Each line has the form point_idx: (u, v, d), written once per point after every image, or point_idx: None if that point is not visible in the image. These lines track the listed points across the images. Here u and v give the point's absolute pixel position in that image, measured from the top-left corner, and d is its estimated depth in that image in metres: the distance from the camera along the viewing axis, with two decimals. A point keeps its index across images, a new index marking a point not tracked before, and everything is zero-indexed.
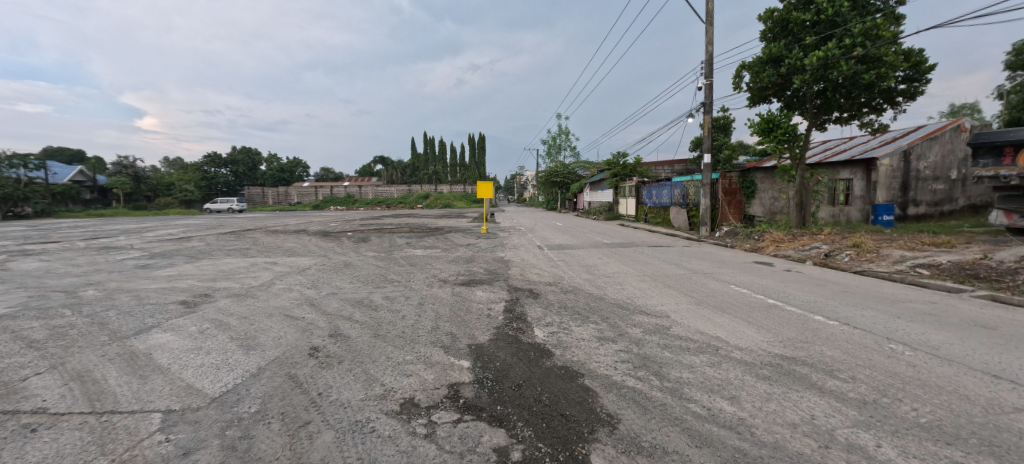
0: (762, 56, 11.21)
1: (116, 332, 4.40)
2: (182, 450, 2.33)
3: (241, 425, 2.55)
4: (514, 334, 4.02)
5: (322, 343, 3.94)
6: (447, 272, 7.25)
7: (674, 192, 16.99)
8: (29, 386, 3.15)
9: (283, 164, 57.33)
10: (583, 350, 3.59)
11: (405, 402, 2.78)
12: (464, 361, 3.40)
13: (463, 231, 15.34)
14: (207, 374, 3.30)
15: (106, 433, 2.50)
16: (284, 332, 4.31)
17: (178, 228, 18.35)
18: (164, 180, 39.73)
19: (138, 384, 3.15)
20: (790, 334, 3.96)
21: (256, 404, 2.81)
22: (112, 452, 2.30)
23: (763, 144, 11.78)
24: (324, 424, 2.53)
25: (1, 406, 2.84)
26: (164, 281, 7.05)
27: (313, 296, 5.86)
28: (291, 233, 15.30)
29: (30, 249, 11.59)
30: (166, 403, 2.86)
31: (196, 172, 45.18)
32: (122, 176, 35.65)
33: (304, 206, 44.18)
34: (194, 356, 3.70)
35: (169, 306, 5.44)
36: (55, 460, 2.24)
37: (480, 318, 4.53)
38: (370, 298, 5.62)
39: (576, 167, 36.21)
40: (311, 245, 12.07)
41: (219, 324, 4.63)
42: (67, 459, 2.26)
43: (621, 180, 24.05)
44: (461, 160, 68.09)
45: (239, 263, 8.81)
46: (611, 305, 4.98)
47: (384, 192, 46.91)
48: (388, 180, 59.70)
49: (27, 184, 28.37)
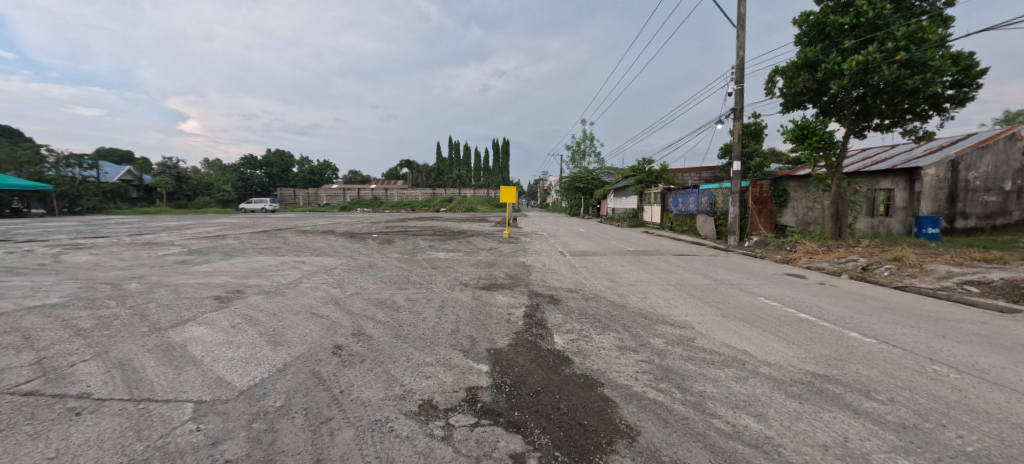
0: (797, 61, 10.93)
1: (155, 324, 4.62)
2: (211, 440, 2.41)
3: (267, 418, 2.62)
4: (533, 340, 3.99)
5: (345, 341, 4.00)
6: (468, 275, 7.28)
7: (702, 200, 16.56)
8: (75, 372, 3.32)
9: (313, 166, 59.08)
10: (602, 359, 3.52)
11: (423, 404, 2.78)
12: (483, 365, 3.39)
13: (486, 234, 15.32)
14: (237, 367, 3.42)
15: (142, 420, 2.61)
16: (310, 329, 4.42)
17: (215, 227, 19.20)
18: (203, 180, 41.63)
19: (173, 374, 3.28)
20: (823, 350, 3.79)
21: (282, 398, 2.88)
22: (148, 438, 2.41)
23: (796, 152, 11.38)
24: (345, 422, 2.57)
25: (52, 389, 3.03)
26: (201, 277, 7.37)
27: (339, 295, 5.99)
28: (319, 234, 15.74)
29: (83, 243, 12.38)
30: (199, 393, 2.97)
31: (233, 174, 47.10)
32: (166, 176, 37.78)
33: (332, 207, 45.23)
34: (225, 350, 3.82)
35: (205, 300, 5.69)
36: (98, 443, 2.36)
37: (499, 323, 4.51)
38: (391, 299, 5.68)
39: (600, 172, 36.00)
40: (337, 245, 12.37)
41: (249, 320, 4.79)
42: (107, 442, 2.37)
43: (646, 186, 23.67)
44: (486, 165, 68.58)
45: (270, 262, 9.11)
46: (633, 314, 4.86)
47: (410, 194, 47.62)
48: (413, 183, 60.14)
49: (82, 183, 30.45)
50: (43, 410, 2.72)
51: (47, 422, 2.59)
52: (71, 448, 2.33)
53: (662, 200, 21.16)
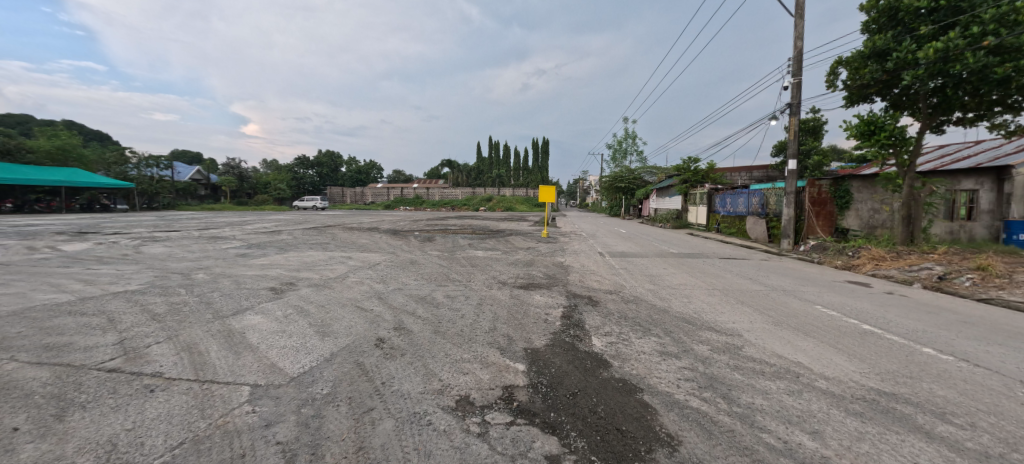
0: (864, 50, 10.14)
1: (218, 311, 4.97)
2: (264, 422, 2.58)
3: (314, 405, 2.75)
4: (570, 341, 3.92)
5: (387, 335, 4.11)
6: (506, 274, 7.29)
7: (753, 201, 15.73)
8: (151, 352, 3.69)
9: (360, 166, 61.45)
10: (642, 364, 3.41)
11: (460, 399, 2.80)
12: (519, 364, 3.37)
13: (525, 234, 15.33)
14: (289, 355, 3.61)
15: (205, 400, 2.86)
16: (355, 322, 4.59)
17: (272, 223, 20.42)
18: (261, 179, 44.35)
19: (233, 359, 3.54)
20: (891, 366, 3.46)
21: (328, 386, 3.01)
22: (210, 417, 2.64)
23: (862, 148, 10.58)
24: (385, 412, 2.62)
25: (131, 368, 3.38)
26: (258, 269, 7.86)
27: (382, 290, 6.18)
28: (365, 231, 16.35)
29: (159, 235, 13.58)
30: (255, 378, 3.19)
31: (288, 174, 49.89)
32: (229, 176, 40.62)
33: (377, 206, 46.84)
34: (278, 338, 4.05)
35: (261, 291, 6.06)
36: (168, 419, 2.63)
37: (537, 323, 4.46)
38: (431, 295, 5.79)
39: (642, 172, 35.07)
40: (381, 242, 12.80)
41: (300, 310, 5.04)
42: (176, 418, 2.64)
43: (691, 186, 22.80)
44: (526, 164, 68.56)
45: (320, 256, 9.56)
46: (676, 319, 4.67)
47: (451, 194, 48.46)
48: (453, 183, 61.09)
49: (158, 182, 33.34)
50: (124, 386, 3.07)
51: (126, 397, 2.92)
52: (145, 421, 2.62)
53: (709, 200, 20.30)
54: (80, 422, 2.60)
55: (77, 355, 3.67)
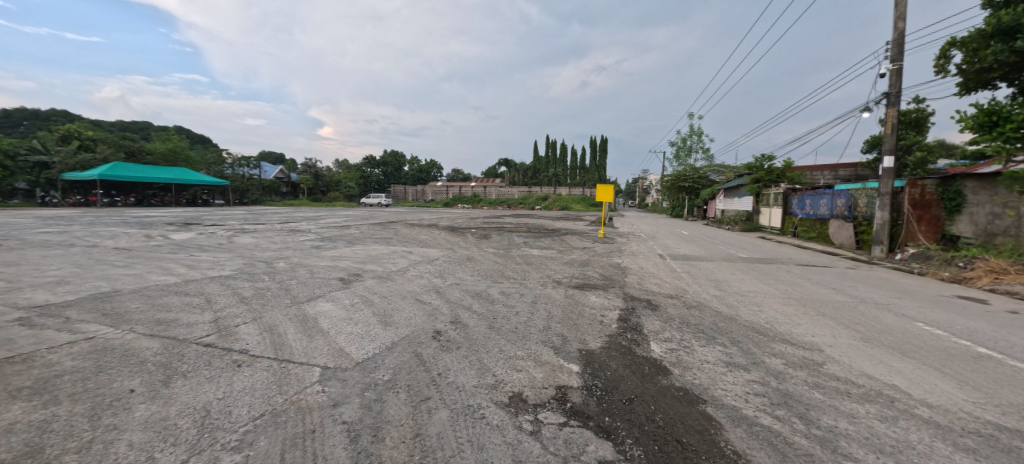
0: (985, 29, 8.82)
1: (294, 297, 5.39)
2: (332, 402, 2.75)
3: (376, 390, 2.88)
4: (627, 345, 3.78)
5: (444, 328, 4.21)
6: (561, 273, 7.21)
7: (838, 202, 14.30)
8: (239, 331, 4.10)
9: (421, 165, 63.91)
10: (706, 374, 3.20)
11: (513, 396, 2.78)
12: (574, 365, 3.29)
13: (582, 234, 15.10)
14: (355, 341, 3.82)
15: (282, 377, 3.14)
16: (414, 313, 4.75)
17: (342, 218, 21.82)
18: (333, 177, 47.58)
19: (307, 341, 3.82)
20: (1014, 398, 2.96)
21: (389, 373, 3.14)
22: (287, 393, 2.89)
23: (978, 143, 9.27)
24: (441, 403, 2.67)
25: (224, 343, 3.79)
26: (329, 260, 8.42)
27: (440, 284, 6.36)
28: (426, 227, 16.97)
29: (247, 227, 15.06)
30: (325, 360, 3.42)
31: (356, 173, 53.09)
32: (306, 174, 44.04)
33: (436, 204, 48.42)
34: (346, 324, 4.30)
35: (331, 280, 6.48)
36: (253, 391, 2.93)
37: (592, 324, 4.34)
38: (486, 291, 5.86)
39: (708, 171, 33.20)
40: (440, 238, 13.20)
41: (365, 300, 5.32)
42: (259, 391, 2.93)
43: (764, 186, 21.20)
44: (584, 163, 67.52)
45: (384, 250, 10.06)
46: (745, 328, 4.34)
47: (508, 193, 48.94)
48: (510, 181, 61.62)
49: (247, 179, 36.95)
50: (217, 359, 3.46)
51: (218, 369, 3.29)
52: (233, 392, 2.93)
53: (785, 202, 18.78)
54: (182, 389, 2.98)
55: (180, 329, 4.17)
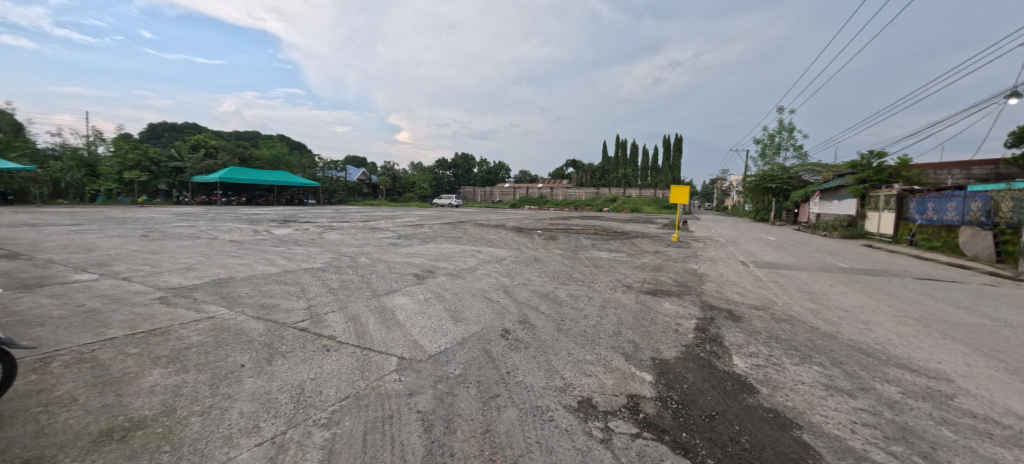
0: None
1: (374, 290, 5.77)
2: (408, 391, 2.90)
3: (448, 383, 2.98)
4: (705, 357, 3.54)
5: (512, 327, 4.25)
6: (632, 277, 6.96)
7: (972, 206, 12.27)
8: (328, 318, 4.48)
9: (490, 167, 65.31)
10: (799, 395, 2.89)
11: (582, 401, 2.73)
12: (647, 374, 3.15)
13: (653, 237, 14.45)
14: (428, 334, 4.00)
15: (365, 363, 3.38)
16: (483, 311, 4.85)
17: (415, 217, 22.96)
18: (408, 179, 50.25)
19: (385, 331, 4.07)
20: None
21: (460, 368, 3.24)
22: (368, 378, 3.10)
23: None
24: (510, 401, 2.70)
25: (316, 329, 4.16)
26: (404, 256, 8.91)
27: (508, 284, 6.43)
28: (493, 227, 17.32)
29: (334, 224, 16.46)
30: (402, 350, 3.61)
31: (429, 175, 55.62)
32: (384, 176, 47.00)
33: (503, 205, 49.14)
34: (420, 317, 4.52)
35: (407, 275, 6.85)
36: (339, 374, 3.19)
37: (666, 333, 4.13)
38: (554, 293, 5.83)
39: (801, 171, 30.16)
40: (508, 238, 13.39)
41: (437, 296, 5.55)
42: (344, 375, 3.18)
43: (872, 187, 18.78)
44: (656, 164, 64.66)
45: (454, 249, 10.42)
46: (848, 349, 3.87)
47: (575, 194, 48.33)
48: (577, 183, 60.86)
49: (334, 181, 40.30)
50: (309, 343, 3.81)
51: (310, 352, 3.62)
52: (323, 373, 3.21)
53: (899, 205, 16.49)
54: (282, 367, 3.33)
55: (280, 314, 4.65)
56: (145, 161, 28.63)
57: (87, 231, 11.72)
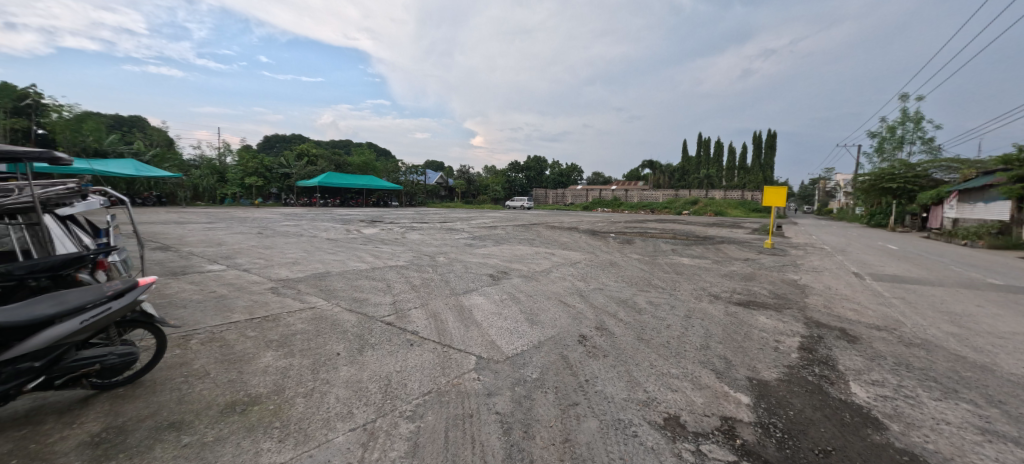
0: None
1: (453, 289, 5.98)
2: (486, 391, 2.94)
3: (526, 386, 2.98)
4: (813, 381, 3.15)
5: (590, 333, 4.15)
6: (719, 286, 6.45)
7: None
8: (411, 314, 4.73)
9: (563, 169, 64.93)
10: (939, 436, 2.45)
11: (669, 418, 2.56)
12: (743, 395, 2.88)
13: (743, 243, 13.31)
14: (505, 335, 4.04)
15: (445, 360, 3.50)
16: (559, 315, 4.80)
17: (489, 219, 23.51)
18: (482, 182, 51.65)
19: (464, 330, 4.19)
20: None
21: (537, 372, 3.23)
22: (449, 376, 3.21)
23: None
24: (590, 411, 2.62)
25: (401, 324, 4.40)
26: (480, 257, 9.15)
27: (583, 288, 6.31)
28: (567, 230, 17.14)
29: (415, 225, 17.44)
30: (480, 350, 3.69)
31: (503, 177, 56.71)
32: (460, 179, 48.87)
33: (576, 207, 48.50)
34: (497, 318, 4.59)
35: (483, 276, 7.01)
36: (422, 369, 3.34)
37: (763, 350, 3.74)
38: (633, 300, 5.58)
39: (929, 169, 25.93)
40: (581, 241, 13.17)
41: (512, 297, 5.60)
42: (426, 370, 3.32)
43: None
44: (745, 163, 59.64)
45: (528, 251, 10.48)
46: (1005, 385, 3.21)
47: (652, 196, 46.26)
48: (654, 184, 58.13)
49: (414, 184, 42.75)
50: (395, 337, 4.04)
51: (396, 345, 3.84)
52: (407, 367, 3.38)
53: None
54: (372, 358, 3.57)
55: (369, 308, 5.01)
56: (261, 168, 32.85)
57: (215, 228, 13.67)
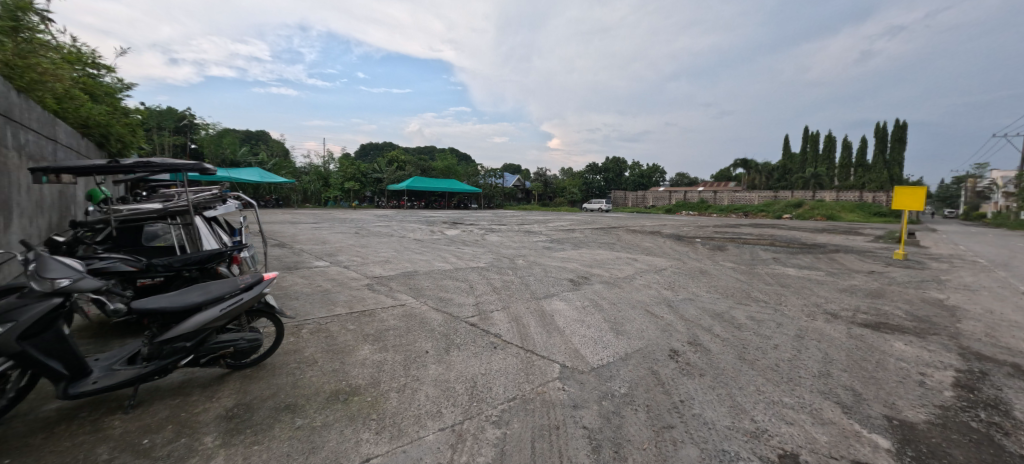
0: None
1: (534, 293, 5.97)
2: (572, 403, 2.86)
3: (614, 401, 2.85)
4: (976, 428, 2.59)
5: (682, 348, 3.86)
6: (836, 303, 5.65)
7: None
8: (494, 317, 4.80)
9: (645, 170, 62.19)
10: None
11: (785, 455, 2.27)
12: (879, 437, 2.45)
13: (862, 252, 11.57)
14: (589, 345, 3.92)
15: (528, 366, 3.48)
16: (646, 326, 4.54)
17: (566, 222, 23.25)
18: (560, 184, 51.31)
19: (546, 336, 4.14)
20: None
21: (625, 386, 3.07)
22: (533, 383, 3.18)
23: None
24: (688, 437, 2.42)
25: (485, 326, 4.48)
26: (559, 261, 9.04)
27: (671, 298, 5.92)
28: (649, 234, 16.31)
29: (494, 228, 17.83)
30: (564, 358, 3.62)
31: (581, 179, 55.85)
32: (538, 182, 49.08)
33: (658, 209, 46.09)
34: (579, 326, 4.47)
35: (563, 280, 6.91)
36: (506, 374, 3.35)
37: (901, 383, 3.17)
38: (729, 313, 5.10)
39: None
40: (666, 247, 12.43)
41: (595, 304, 5.43)
42: (510, 375, 3.32)
43: None
44: (864, 160, 52.07)
45: (608, 255, 10.14)
46: None
47: (746, 198, 42.35)
48: (749, 185, 53.17)
49: (494, 187, 43.81)
50: (480, 339, 4.11)
51: (481, 348, 3.91)
52: (492, 370, 3.42)
53: None
54: (459, 359, 3.67)
55: (454, 308, 5.18)
56: (358, 174, 36.08)
57: (320, 228, 15.23)
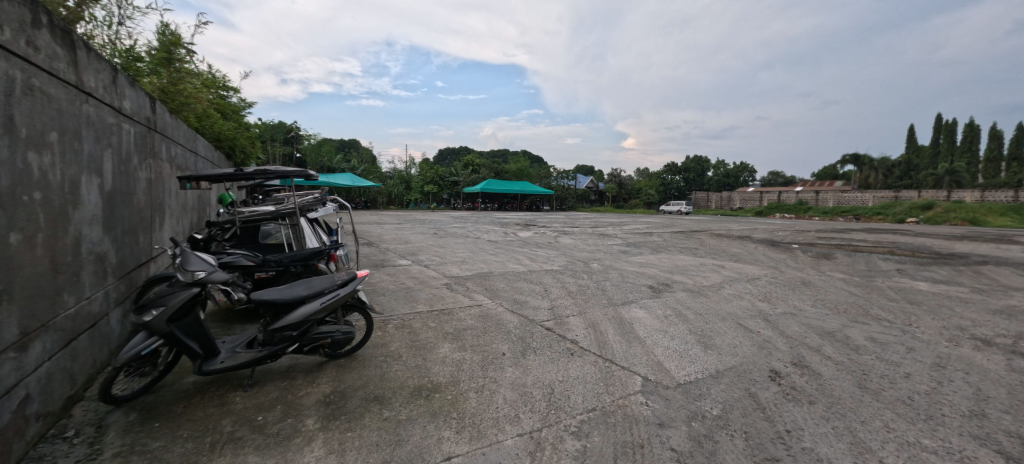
0: None
1: (611, 299, 5.75)
2: (657, 420, 2.68)
3: (705, 423, 2.62)
4: None
5: (784, 369, 3.45)
6: (985, 327, 4.70)
7: None
8: (570, 322, 4.70)
9: (732, 169, 57.53)
10: None
11: None
12: None
13: (1018, 265, 9.55)
14: (674, 358, 3.66)
15: (608, 376, 3.34)
16: (739, 342, 4.14)
17: (643, 225, 22.27)
18: (636, 185, 49.33)
19: (626, 346, 3.95)
20: None
21: (717, 407, 2.81)
22: (613, 394, 3.04)
23: None
24: None
25: (561, 331, 4.40)
26: (637, 266, 8.65)
27: (767, 311, 5.35)
28: (737, 239, 15.01)
29: (567, 230, 17.61)
30: (646, 370, 3.42)
31: (659, 180, 53.21)
32: (612, 183, 47.68)
33: (747, 212, 42.34)
34: (662, 337, 4.21)
35: (642, 287, 6.58)
36: (584, 383, 3.25)
37: None
38: (841, 332, 4.47)
39: None
40: (758, 253, 11.34)
41: (678, 314, 5.08)
42: (588, 385, 3.22)
43: None
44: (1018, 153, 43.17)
45: (691, 262, 9.48)
46: None
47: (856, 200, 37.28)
48: (860, 184, 46.74)
49: (567, 189, 43.37)
50: (556, 345, 4.05)
51: (558, 353, 3.84)
52: (569, 378, 3.34)
53: None
54: (536, 364, 3.64)
55: (529, 311, 5.17)
56: (436, 177, 37.86)
57: (402, 228, 16.19)
